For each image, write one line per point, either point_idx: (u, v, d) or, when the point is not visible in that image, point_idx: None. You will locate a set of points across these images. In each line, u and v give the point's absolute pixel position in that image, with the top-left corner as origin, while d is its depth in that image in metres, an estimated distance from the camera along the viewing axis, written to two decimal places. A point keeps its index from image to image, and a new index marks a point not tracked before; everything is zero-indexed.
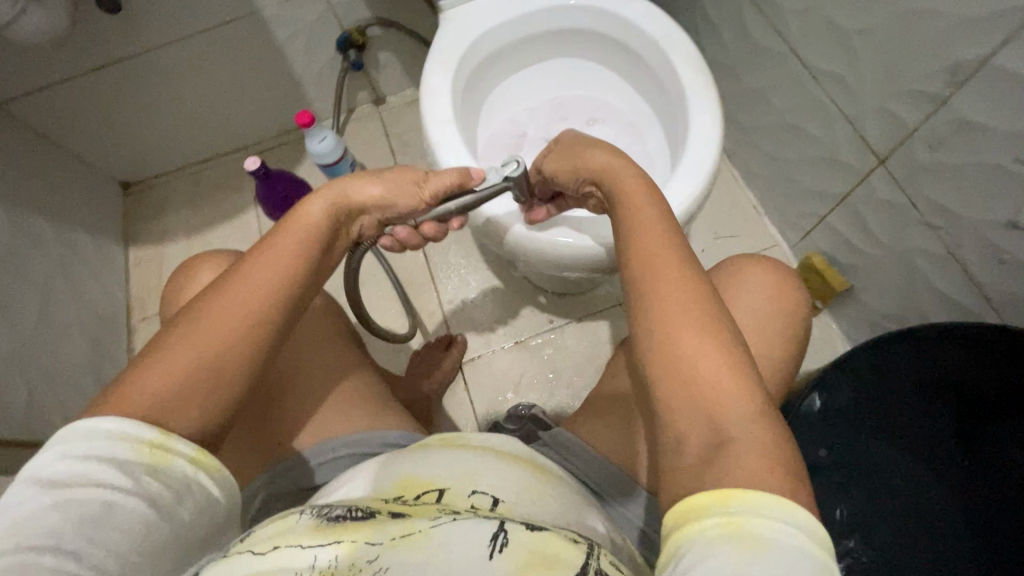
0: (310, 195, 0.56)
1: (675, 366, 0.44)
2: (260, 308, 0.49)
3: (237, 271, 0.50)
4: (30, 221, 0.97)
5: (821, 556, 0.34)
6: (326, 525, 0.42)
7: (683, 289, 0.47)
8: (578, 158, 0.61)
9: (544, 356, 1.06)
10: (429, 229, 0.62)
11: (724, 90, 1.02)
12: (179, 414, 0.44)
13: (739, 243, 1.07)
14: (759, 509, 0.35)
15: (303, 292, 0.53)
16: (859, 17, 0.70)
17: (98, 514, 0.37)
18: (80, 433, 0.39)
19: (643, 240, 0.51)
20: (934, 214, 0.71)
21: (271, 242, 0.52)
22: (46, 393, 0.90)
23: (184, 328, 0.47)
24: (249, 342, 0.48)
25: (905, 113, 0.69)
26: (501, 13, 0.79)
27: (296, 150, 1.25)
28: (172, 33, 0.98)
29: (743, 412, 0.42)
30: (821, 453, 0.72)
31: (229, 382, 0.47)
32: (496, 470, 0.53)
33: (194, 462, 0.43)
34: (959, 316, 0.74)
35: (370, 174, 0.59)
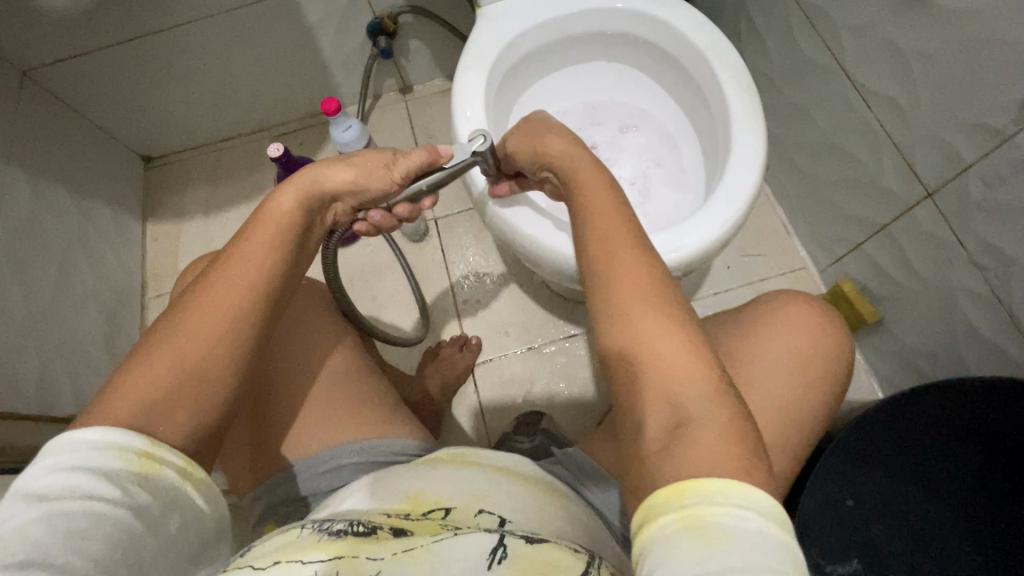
0: (280, 188, 0.55)
1: (656, 393, 0.41)
2: (239, 305, 0.48)
3: (219, 272, 0.49)
4: (50, 193, 0.96)
5: (780, 534, 0.33)
6: (327, 539, 0.41)
7: (643, 305, 0.44)
8: (537, 141, 0.59)
9: (557, 364, 1.04)
10: (403, 210, 0.61)
11: (765, 103, 0.98)
12: (167, 420, 0.43)
13: (766, 263, 1.03)
14: (715, 497, 0.34)
15: (284, 285, 0.52)
16: (921, 39, 0.66)
17: (86, 526, 0.35)
18: (68, 445, 0.38)
19: (604, 247, 0.48)
20: (982, 254, 0.67)
21: (245, 238, 0.51)
22: (60, 366, 0.90)
23: (167, 331, 0.46)
24: (232, 340, 0.47)
25: (961, 145, 0.65)
26: (540, 13, 0.76)
27: (319, 135, 1.23)
28: (201, 10, 0.95)
29: (705, 392, 0.40)
30: (846, 501, 0.67)
31: (215, 382, 0.46)
32: (508, 492, 0.52)
33: (182, 473, 0.42)
34: (999, 362, 0.70)
35: (336, 160, 0.57)
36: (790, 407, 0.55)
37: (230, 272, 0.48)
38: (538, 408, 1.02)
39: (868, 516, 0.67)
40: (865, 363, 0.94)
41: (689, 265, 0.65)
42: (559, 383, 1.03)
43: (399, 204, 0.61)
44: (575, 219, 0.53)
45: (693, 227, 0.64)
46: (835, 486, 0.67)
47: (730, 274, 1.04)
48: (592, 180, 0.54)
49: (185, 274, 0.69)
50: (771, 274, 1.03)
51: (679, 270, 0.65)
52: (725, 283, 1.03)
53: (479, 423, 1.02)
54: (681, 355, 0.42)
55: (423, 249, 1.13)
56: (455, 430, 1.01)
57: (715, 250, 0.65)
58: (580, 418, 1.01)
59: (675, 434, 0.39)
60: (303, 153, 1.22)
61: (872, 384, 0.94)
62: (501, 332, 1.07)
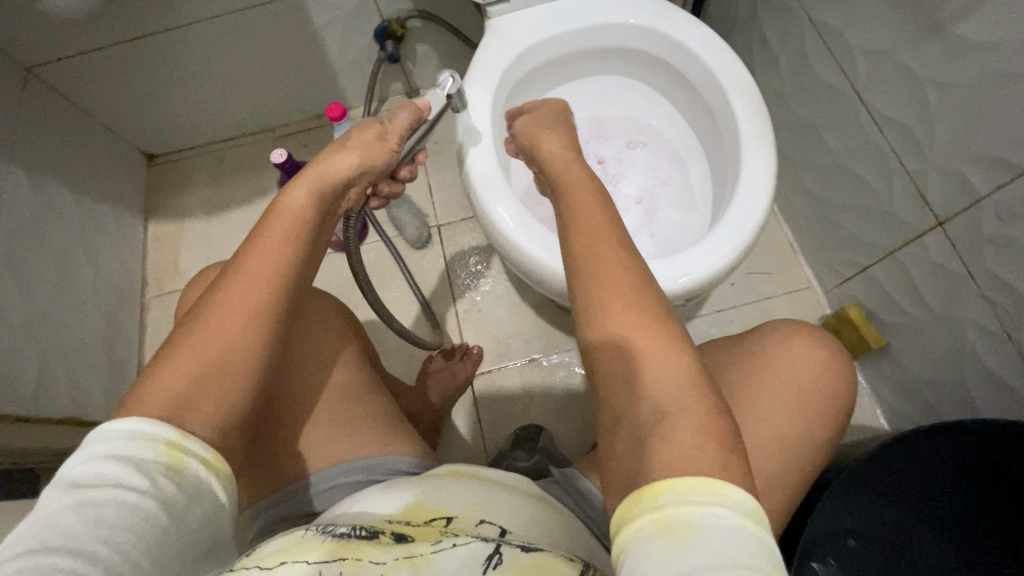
0: (288, 184, 0.52)
1: (646, 404, 0.40)
2: (261, 299, 0.46)
3: (237, 266, 0.46)
4: (51, 192, 0.95)
5: (754, 529, 0.32)
6: (335, 541, 0.40)
7: (644, 326, 0.42)
8: (535, 137, 0.61)
9: (556, 377, 1.04)
10: (408, 170, 0.64)
11: (775, 120, 0.97)
12: (193, 413, 0.41)
13: (771, 281, 1.02)
14: (689, 496, 0.33)
15: (304, 271, 0.50)
16: (939, 68, 0.64)
17: (113, 515, 0.34)
18: (104, 435, 0.37)
19: (592, 257, 0.46)
20: (992, 288, 0.66)
21: (260, 233, 0.48)
22: (58, 368, 0.90)
23: (189, 330, 0.44)
24: (255, 331, 0.45)
25: (975, 177, 0.64)
26: (550, 28, 0.75)
27: (324, 137, 1.22)
28: (207, 11, 0.94)
29: (680, 385, 0.40)
30: (846, 538, 0.67)
31: (239, 376, 0.44)
32: (510, 504, 0.49)
33: (209, 466, 0.40)
34: (1006, 398, 0.69)
35: (334, 149, 0.56)
36: (792, 440, 0.55)
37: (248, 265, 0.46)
38: (536, 422, 1.01)
39: (870, 549, 0.67)
40: (868, 387, 0.93)
41: (694, 292, 0.64)
42: (558, 397, 1.03)
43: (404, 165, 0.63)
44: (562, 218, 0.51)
45: (701, 253, 0.63)
46: (838, 525, 0.66)
47: (733, 291, 1.03)
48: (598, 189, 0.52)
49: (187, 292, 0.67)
50: (776, 293, 1.02)
51: (684, 296, 0.64)
52: (729, 300, 1.02)
53: (477, 435, 1.01)
54: (677, 366, 0.40)
55: (425, 256, 1.12)
56: (453, 441, 1.01)
57: (720, 276, 0.64)
58: (578, 433, 1.00)
59: (650, 425, 0.39)
60: (306, 155, 1.21)
61: (874, 409, 0.93)
62: (502, 343, 1.06)
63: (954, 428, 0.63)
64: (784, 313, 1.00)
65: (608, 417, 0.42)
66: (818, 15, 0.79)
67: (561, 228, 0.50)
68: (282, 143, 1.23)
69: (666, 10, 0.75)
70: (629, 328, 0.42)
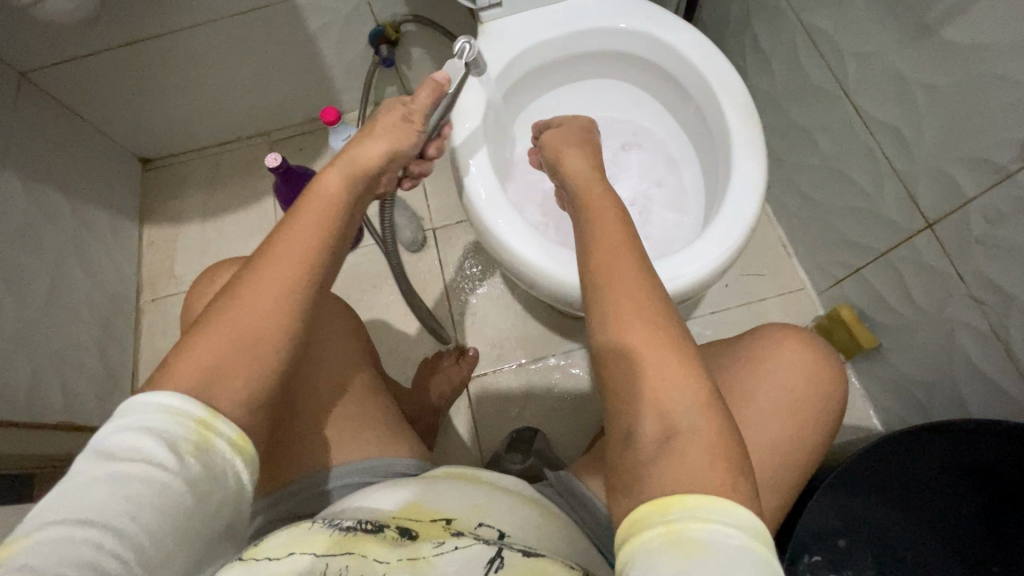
0: (322, 171, 0.53)
1: (654, 416, 0.41)
2: (293, 277, 0.45)
3: (269, 246, 0.46)
4: (45, 197, 0.95)
5: (762, 552, 0.33)
6: (340, 535, 0.40)
7: (649, 334, 0.43)
8: (560, 153, 0.63)
9: (552, 380, 1.04)
10: (435, 147, 0.64)
11: (768, 122, 0.97)
12: (222, 388, 0.41)
13: (765, 283, 1.03)
14: (698, 513, 0.34)
15: (337, 251, 0.49)
16: (928, 72, 0.65)
17: (142, 492, 0.34)
18: (137, 408, 0.37)
19: (610, 273, 0.48)
20: (982, 289, 0.67)
21: (293, 216, 0.48)
22: (51, 374, 0.89)
23: (221, 307, 0.43)
24: (286, 309, 0.44)
25: (964, 180, 0.65)
26: (544, 32, 0.76)
27: (319, 141, 1.22)
28: (201, 16, 0.94)
29: (691, 403, 0.40)
30: (837, 540, 0.70)
31: (269, 354, 0.43)
32: (509, 508, 0.49)
33: (235, 447, 0.39)
34: (998, 400, 0.69)
35: (362, 136, 0.56)
36: (784, 443, 0.55)
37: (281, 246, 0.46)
38: (532, 424, 1.02)
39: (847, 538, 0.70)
40: (861, 388, 0.94)
41: (687, 294, 0.65)
42: (554, 399, 1.03)
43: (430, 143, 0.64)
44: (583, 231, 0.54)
45: (692, 255, 0.64)
46: (829, 529, 0.69)
47: (728, 293, 1.03)
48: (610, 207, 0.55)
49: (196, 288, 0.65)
50: (770, 294, 1.02)
51: (677, 298, 0.64)
52: (723, 302, 1.03)
53: (473, 438, 1.01)
54: (689, 386, 0.41)
55: (421, 259, 1.12)
56: (448, 445, 1.01)
57: (712, 279, 0.65)
58: (574, 436, 1.01)
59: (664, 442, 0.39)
60: (301, 158, 1.21)
61: (868, 410, 0.94)
62: (497, 345, 1.06)
63: (936, 428, 0.63)
64: (777, 314, 1.01)
65: (618, 428, 0.43)
66: (809, 18, 0.80)
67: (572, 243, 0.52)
68: (276, 147, 1.23)
69: (657, 14, 0.75)
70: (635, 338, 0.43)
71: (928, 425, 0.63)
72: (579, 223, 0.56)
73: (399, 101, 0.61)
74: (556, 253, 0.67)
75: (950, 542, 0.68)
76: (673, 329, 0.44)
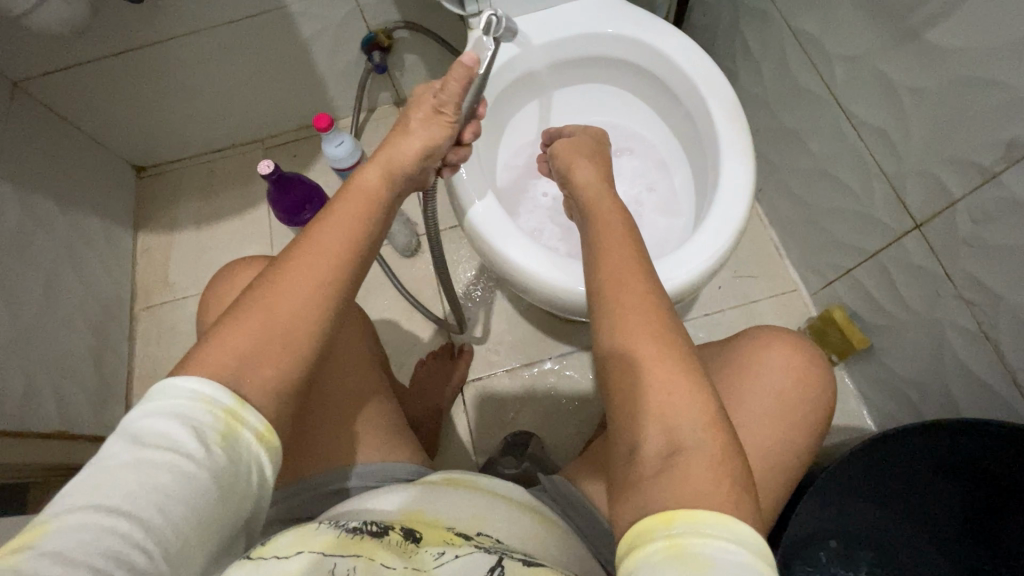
0: (362, 167, 0.53)
1: (659, 430, 0.41)
2: (329, 270, 0.45)
3: (305, 237, 0.47)
4: (38, 205, 0.95)
5: (764, 570, 0.33)
6: (348, 537, 0.40)
7: (653, 343, 0.44)
8: (570, 162, 0.64)
9: (546, 384, 1.04)
10: (471, 131, 0.61)
11: (759, 125, 0.98)
12: (252, 376, 0.41)
13: (758, 284, 1.03)
14: (701, 528, 0.34)
15: (373, 248, 0.49)
16: (913, 75, 0.65)
17: (169, 482, 0.34)
18: (171, 393, 0.38)
19: (615, 283, 0.48)
20: (970, 289, 0.67)
21: (333, 209, 0.49)
22: (45, 382, 0.89)
23: (257, 292, 0.44)
24: (322, 301, 0.44)
25: (950, 181, 0.65)
26: (534, 37, 0.76)
27: (313, 147, 1.22)
28: (193, 25, 0.94)
29: (698, 420, 0.40)
30: (831, 544, 0.70)
31: (301, 344, 0.43)
32: (506, 516, 0.49)
33: (260, 438, 0.39)
34: (988, 399, 0.70)
35: (400, 132, 0.56)
36: (777, 445, 0.56)
37: (320, 239, 0.46)
38: (527, 428, 1.02)
39: (833, 545, 0.70)
40: (854, 388, 0.94)
41: (677, 297, 0.65)
42: (549, 403, 1.03)
43: (466, 128, 0.61)
44: (591, 242, 0.54)
45: (681, 258, 0.64)
46: (822, 531, 0.69)
47: (721, 294, 1.04)
48: (609, 218, 0.55)
49: (215, 282, 0.66)
50: (763, 295, 1.03)
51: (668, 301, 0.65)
52: (717, 304, 1.03)
53: (469, 442, 1.01)
54: (695, 401, 0.41)
55: (415, 264, 1.13)
56: (444, 449, 1.01)
57: (703, 281, 0.65)
58: (569, 439, 1.01)
59: (668, 457, 0.40)
60: (295, 165, 1.22)
61: (861, 410, 0.94)
62: (492, 349, 1.07)
63: (926, 428, 0.64)
64: (770, 316, 1.01)
65: (623, 442, 0.43)
66: (796, 22, 0.81)
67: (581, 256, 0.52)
68: (270, 154, 1.23)
69: (645, 19, 0.76)
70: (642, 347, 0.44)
71: (921, 424, 0.64)
72: (588, 231, 0.56)
73: (430, 89, 0.57)
74: (556, 263, 0.67)
75: (943, 545, 0.68)
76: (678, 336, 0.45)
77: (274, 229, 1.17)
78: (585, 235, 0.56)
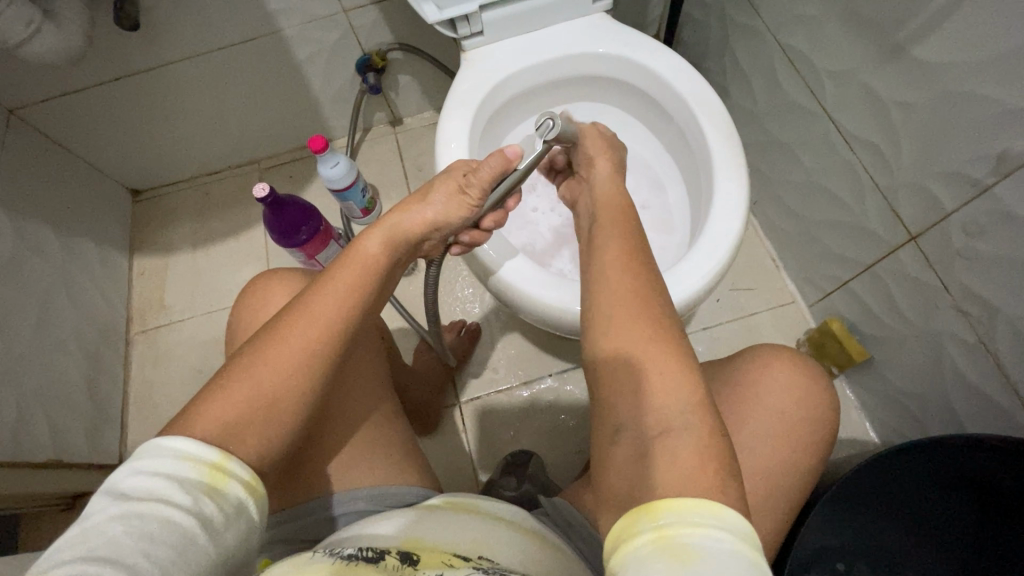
0: (366, 231, 0.53)
1: (656, 414, 0.41)
2: (321, 342, 0.46)
3: (300, 302, 0.47)
4: (33, 231, 0.95)
5: (753, 556, 0.32)
6: (343, 563, 0.39)
7: (643, 339, 0.44)
8: (590, 160, 0.63)
9: (546, 402, 1.03)
10: (492, 219, 0.60)
11: (751, 138, 0.99)
12: (236, 440, 0.41)
13: (755, 297, 1.03)
14: (688, 517, 0.33)
15: (364, 321, 0.49)
16: (901, 89, 0.66)
17: (156, 530, 0.34)
18: (156, 450, 0.37)
19: (611, 279, 0.49)
20: (967, 301, 0.67)
21: (330, 275, 0.49)
22: (38, 410, 0.88)
23: (246, 359, 0.44)
24: (306, 375, 0.45)
25: (943, 194, 0.66)
26: (526, 58, 0.77)
27: (309, 168, 1.23)
28: (188, 51, 0.95)
29: (686, 402, 0.41)
30: (838, 567, 0.68)
31: (285, 413, 0.44)
32: (506, 541, 0.47)
33: (248, 487, 0.40)
34: (989, 412, 0.69)
35: (414, 201, 0.56)
36: (774, 467, 0.55)
37: (312, 306, 0.46)
38: (527, 447, 1.01)
39: (860, 569, 0.68)
40: (855, 401, 0.94)
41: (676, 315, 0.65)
42: (549, 420, 1.02)
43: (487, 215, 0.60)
44: (598, 242, 0.54)
45: (676, 275, 0.64)
46: (826, 552, 0.67)
47: (719, 308, 1.04)
48: (618, 218, 0.55)
49: (241, 294, 0.65)
50: (761, 308, 1.02)
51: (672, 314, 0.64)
52: (715, 317, 1.03)
53: (469, 462, 1.00)
54: (684, 383, 0.42)
55: (412, 283, 1.13)
56: (444, 470, 1.00)
57: (699, 299, 0.65)
58: (570, 458, 1.00)
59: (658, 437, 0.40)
60: (292, 186, 1.22)
61: (864, 423, 0.93)
62: (491, 368, 1.06)
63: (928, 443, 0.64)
64: (769, 328, 1.01)
65: (609, 426, 0.44)
66: (784, 38, 0.82)
67: (592, 251, 0.53)
68: (266, 175, 1.23)
69: (634, 39, 0.77)
70: (637, 345, 0.44)
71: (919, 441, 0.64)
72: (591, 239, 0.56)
73: (464, 168, 0.59)
74: (564, 289, 0.66)
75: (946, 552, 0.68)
76: (683, 344, 0.44)
77: (270, 250, 1.17)
78: (588, 243, 0.56)
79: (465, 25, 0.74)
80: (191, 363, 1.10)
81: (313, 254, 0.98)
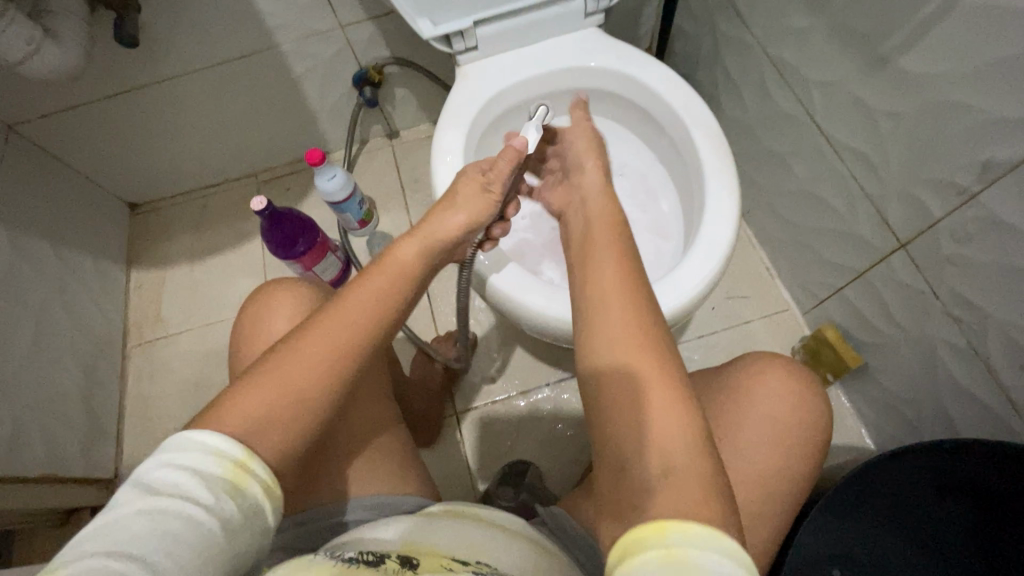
0: (400, 238, 0.54)
1: (670, 411, 0.41)
2: (352, 341, 0.46)
3: (332, 302, 0.47)
4: (31, 246, 0.95)
5: None
6: (344, 565, 0.39)
7: (640, 343, 0.45)
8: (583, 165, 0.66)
9: (543, 411, 1.03)
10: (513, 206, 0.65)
11: (743, 148, 1.00)
12: (259, 438, 0.41)
13: (749, 304, 1.04)
14: (696, 540, 0.33)
15: (396, 323, 0.49)
16: (888, 99, 0.68)
17: (178, 528, 0.34)
18: (186, 443, 0.38)
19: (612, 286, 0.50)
20: (957, 307, 0.68)
21: (363, 277, 0.50)
22: (35, 424, 0.88)
23: (277, 357, 0.44)
24: (335, 374, 0.45)
25: (931, 202, 0.67)
26: (519, 72, 0.78)
27: (306, 180, 1.24)
28: (187, 66, 0.96)
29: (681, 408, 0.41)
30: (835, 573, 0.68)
31: (311, 413, 0.44)
32: (505, 547, 0.47)
33: (268, 488, 0.39)
34: (983, 417, 0.70)
35: (443, 206, 0.57)
36: (772, 470, 0.55)
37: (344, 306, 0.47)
38: (525, 457, 1.00)
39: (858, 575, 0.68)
40: (851, 407, 0.94)
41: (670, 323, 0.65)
42: (546, 429, 1.02)
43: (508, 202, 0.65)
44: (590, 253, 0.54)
45: (670, 283, 0.65)
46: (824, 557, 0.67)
47: (714, 315, 1.04)
48: (605, 230, 0.56)
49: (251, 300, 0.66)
50: (755, 316, 1.03)
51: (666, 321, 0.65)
52: (710, 325, 1.04)
53: (466, 472, 1.00)
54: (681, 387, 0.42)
55: None
56: (441, 480, 0.99)
57: (693, 307, 0.65)
58: (568, 467, 0.99)
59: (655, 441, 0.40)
60: (289, 199, 1.23)
61: (859, 429, 0.94)
62: (488, 378, 1.06)
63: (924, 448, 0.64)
64: (764, 335, 1.02)
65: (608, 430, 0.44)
66: (773, 50, 0.83)
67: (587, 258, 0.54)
68: (264, 187, 1.24)
69: (625, 51, 0.78)
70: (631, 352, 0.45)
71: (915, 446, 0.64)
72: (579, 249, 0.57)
73: (478, 166, 0.61)
74: (557, 297, 0.66)
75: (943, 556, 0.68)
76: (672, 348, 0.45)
77: (267, 262, 1.18)
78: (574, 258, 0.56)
79: (460, 39, 0.76)
80: (187, 376, 1.10)
81: (311, 266, 0.99)
